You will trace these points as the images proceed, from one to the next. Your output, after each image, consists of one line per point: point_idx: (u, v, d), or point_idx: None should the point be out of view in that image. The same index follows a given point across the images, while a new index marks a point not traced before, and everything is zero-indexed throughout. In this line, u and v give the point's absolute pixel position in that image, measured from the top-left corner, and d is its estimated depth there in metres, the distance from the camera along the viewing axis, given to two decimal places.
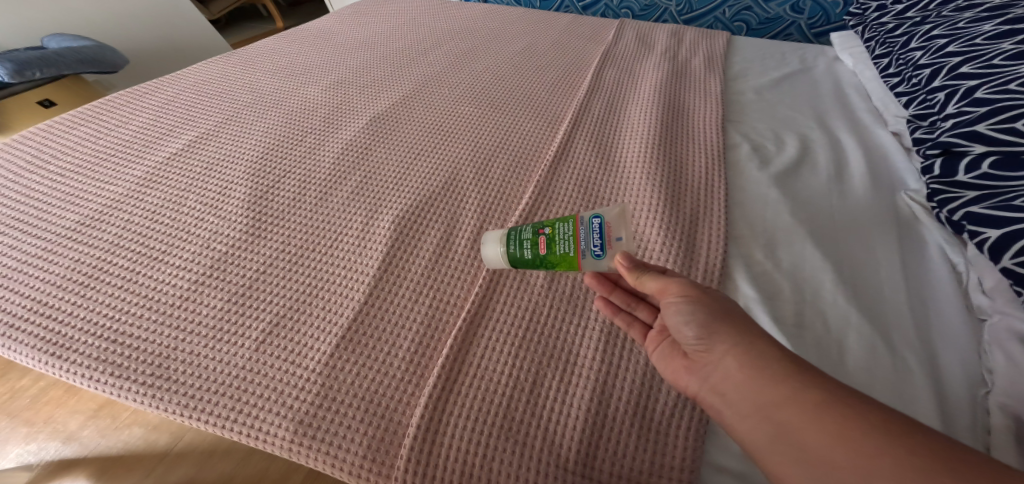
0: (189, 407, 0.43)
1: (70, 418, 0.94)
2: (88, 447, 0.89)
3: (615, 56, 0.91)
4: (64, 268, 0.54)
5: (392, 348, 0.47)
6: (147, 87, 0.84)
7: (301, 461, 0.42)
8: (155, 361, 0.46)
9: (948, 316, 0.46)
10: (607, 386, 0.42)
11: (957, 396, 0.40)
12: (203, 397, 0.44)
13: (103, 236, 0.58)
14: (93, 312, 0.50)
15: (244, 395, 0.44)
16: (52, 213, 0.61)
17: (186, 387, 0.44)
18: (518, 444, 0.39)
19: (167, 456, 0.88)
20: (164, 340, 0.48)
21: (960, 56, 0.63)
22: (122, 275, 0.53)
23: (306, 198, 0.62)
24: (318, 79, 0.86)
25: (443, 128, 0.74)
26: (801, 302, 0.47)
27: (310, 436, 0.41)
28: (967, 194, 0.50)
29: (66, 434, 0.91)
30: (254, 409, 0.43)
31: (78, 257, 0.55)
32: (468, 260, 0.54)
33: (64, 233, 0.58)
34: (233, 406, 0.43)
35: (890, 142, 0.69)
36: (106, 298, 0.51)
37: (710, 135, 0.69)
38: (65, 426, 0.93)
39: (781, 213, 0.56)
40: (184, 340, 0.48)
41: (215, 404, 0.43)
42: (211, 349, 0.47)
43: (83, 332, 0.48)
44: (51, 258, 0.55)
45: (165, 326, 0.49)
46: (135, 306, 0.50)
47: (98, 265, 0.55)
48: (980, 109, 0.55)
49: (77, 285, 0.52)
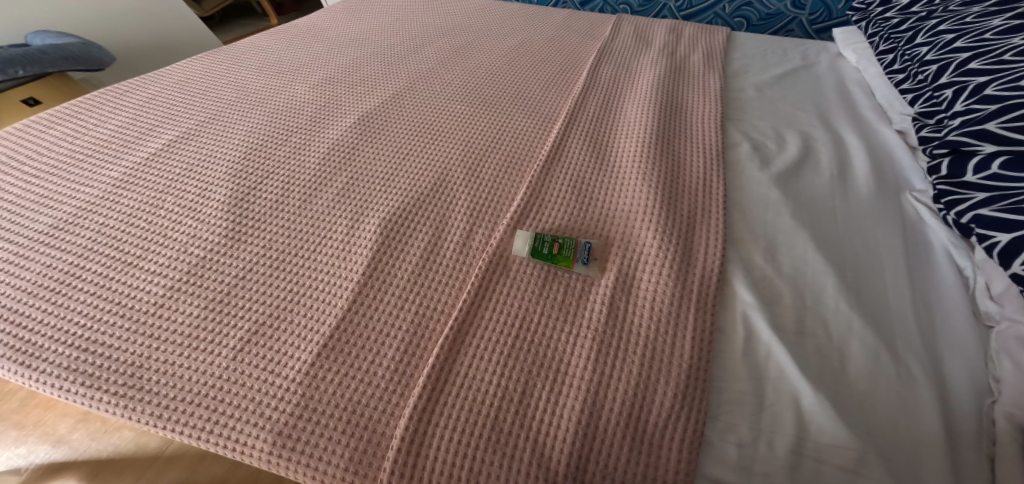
0: (162, 418, 0.42)
1: (60, 421, 0.92)
2: (78, 450, 0.88)
3: (611, 52, 0.89)
4: (37, 275, 0.53)
5: (375, 356, 0.45)
6: (129, 85, 0.82)
7: (280, 472, 0.41)
8: (129, 371, 0.45)
9: (956, 322, 0.44)
10: (598, 396, 0.40)
11: (963, 406, 0.38)
12: (177, 407, 0.43)
13: (77, 239, 0.57)
14: (68, 321, 0.49)
15: (220, 405, 0.43)
16: (26, 215, 0.60)
17: (160, 398, 0.43)
18: (505, 456, 0.38)
19: (158, 459, 0.86)
20: (138, 350, 0.46)
21: (969, 52, 0.62)
22: (97, 281, 0.52)
23: (290, 200, 0.61)
24: (306, 77, 0.84)
25: (433, 127, 0.73)
26: (802, 308, 0.45)
27: (289, 448, 0.40)
28: (977, 195, 0.48)
29: (55, 438, 0.90)
30: (231, 420, 0.42)
31: (52, 262, 0.55)
32: (457, 263, 0.52)
33: (37, 236, 0.57)
34: (209, 417, 0.42)
35: (894, 141, 0.67)
36: (80, 306, 0.50)
37: (707, 134, 0.67)
38: (54, 429, 0.91)
39: (781, 214, 0.54)
40: (160, 348, 0.46)
41: (190, 414, 0.42)
42: (187, 359, 0.46)
43: (58, 342, 0.48)
44: (24, 263, 0.54)
45: (140, 334, 0.47)
46: (111, 314, 0.49)
47: (71, 271, 0.54)
48: (991, 107, 0.53)
49: (49, 293, 0.52)
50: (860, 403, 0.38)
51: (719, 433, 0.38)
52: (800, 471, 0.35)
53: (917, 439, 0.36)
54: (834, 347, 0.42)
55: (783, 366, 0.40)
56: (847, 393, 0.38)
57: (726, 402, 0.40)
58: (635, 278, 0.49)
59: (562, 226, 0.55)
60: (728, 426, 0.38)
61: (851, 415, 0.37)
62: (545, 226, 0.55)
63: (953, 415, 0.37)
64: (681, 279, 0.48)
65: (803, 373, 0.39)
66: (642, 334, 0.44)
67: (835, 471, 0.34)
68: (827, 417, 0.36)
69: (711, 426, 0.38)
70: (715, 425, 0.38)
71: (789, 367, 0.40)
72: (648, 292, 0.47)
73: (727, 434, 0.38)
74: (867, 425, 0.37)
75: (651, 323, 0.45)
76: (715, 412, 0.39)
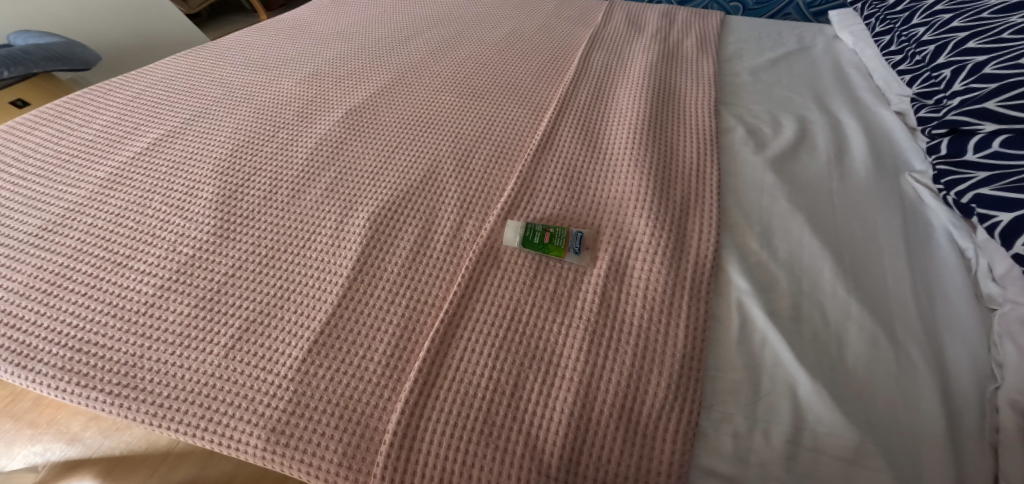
0: (157, 416, 0.42)
1: (73, 419, 0.91)
2: (92, 448, 0.87)
3: (602, 39, 0.87)
4: (27, 276, 0.53)
5: (366, 351, 0.44)
6: (111, 84, 0.81)
7: (276, 467, 0.41)
8: (122, 370, 0.45)
9: (958, 305, 0.43)
10: (590, 388, 0.39)
11: (964, 392, 0.37)
12: (171, 405, 0.42)
13: (67, 240, 0.56)
14: (60, 322, 0.49)
15: (213, 402, 0.42)
16: (15, 217, 0.59)
17: (154, 396, 0.43)
18: (497, 450, 0.37)
19: (170, 454, 0.86)
20: (130, 349, 0.46)
21: (967, 31, 0.60)
22: (87, 282, 0.52)
23: (278, 196, 0.60)
24: (293, 72, 0.83)
25: (423, 119, 0.71)
26: (799, 294, 0.44)
27: (283, 444, 0.39)
28: (978, 174, 0.47)
29: (69, 436, 0.89)
30: (224, 417, 0.41)
31: (42, 263, 0.54)
32: (448, 256, 0.51)
33: (27, 238, 0.57)
34: (203, 414, 0.42)
35: (894, 123, 0.65)
36: (71, 307, 0.50)
37: (702, 119, 0.65)
38: (68, 427, 0.90)
39: (778, 199, 0.52)
40: (151, 347, 0.46)
41: (185, 412, 0.42)
42: (179, 357, 0.45)
43: (51, 343, 0.48)
44: (16, 265, 0.54)
45: (131, 334, 0.47)
46: (101, 314, 0.49)
47: (61, 272, 0.53)
48: (990, 85, 0.52)
49: (39, 294, 0.51)
50: (859, 390, 0.37)
51: (713, 423, 0.37)
52: (797, 461, 0.34)
53: (917, 426, 0.35)
54: (831, 334, 0.40)
55: (779, 353, 0.39)
56: (845, 380, 0.38)
57: (721, 392, 0.39)
58: (627, 266, 0.48)
59: (552, 215, 0.54)
60: (723, 416, 0.37)
61: (850, 403, 0.36)
62: (535, 215, 0.54)
63: (954, 400, 0.36)
64: (674, 267, 0.47)
65: (799, 360, 0.38)
66: (635, 323, 0.43)
67: (833, 460, 0.34)
68: (825, 405, 0.36)
69: (706, 416, 0.38)
70: (710, 416, 0.38)
71: (785, 354, 0.39)
72: (640, 280, 0.46)
73: (722, 425, 0.37)
74: (865, 412, 0.36)
75: (644, 312, 0.44)
76: (710, 403, 0.38)
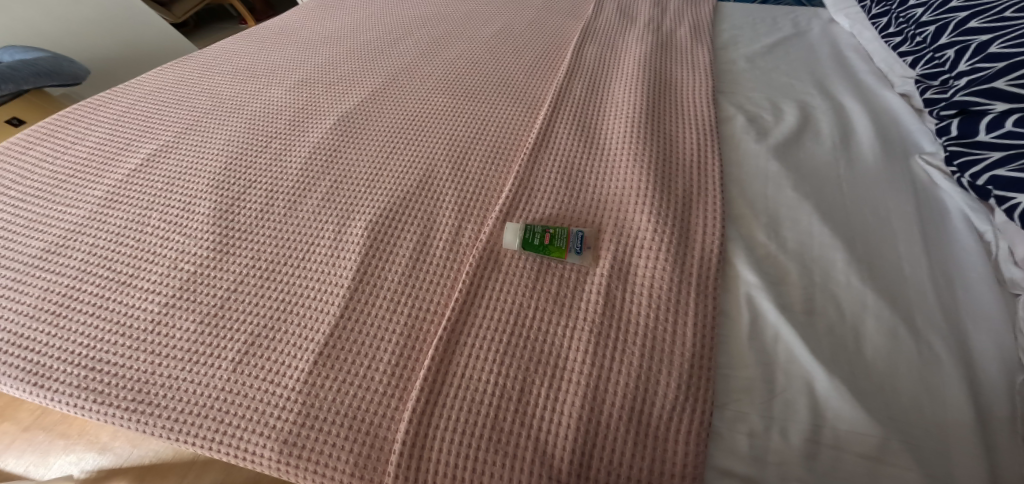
0: (171, 430, 0.41)
1: (103, 428, 0.88)
2: (122, 457, 0.85)
3: (594, 31, 0.85)
4: (36, 299, 0.52)
5: (371, 361, 0.43)
6: (99, 98, 0.80)
7: (294, 478, 0.40)
8: (134, 386, 0.44)
9: (977, 290, 0.41)
10: (599, 389, 0.37)
11: (991, 383, 0.35)
12: (184, 420, 0.41)
13: (72, 261, 0.55)
14: (70, 341, 0.48)
15: (224, 416, 0.41)
16: (20, 239, 0.58)
17: (167, 411, 0.42)
18: (507, 457, 0.36)
19: (195, 462, 0.84)
20: (139, 365, 0.45)
21: (968, 11, 0.58)
22: (93, 300, 0.51)
23: (274, 207, 0.58)
24: (281, 80, 0.82)
25: (416, 122, 0.70)
26: (810, 286, 0.42)
27: (295, 455, 0.38)
28: (993, 155, 0.46)
29: (99, 446, 0.86)
30: (236, 430, 0.40)
31: (50, 284, 0.53)
32: (447, 262, 0.50)
33: (33, 260, 0.55)
34: (215, 428, 0.41)
35: (899, 105, 0.64)
36: (79, 327, 0.49)
37: (701, 107, 0.64)
38: (98, 437, 0.87)
39: (783, 187, 0.51)
40: (160, 363, 0.45)
41: (198, 426, 0.41)
42: (187, 372, 0.44)
43: (63, 362, 0.47)
44: (23, 288, 0.53)
45: (140, 351, 0.46)
46: (109, 332, 0.48)
47: (68, 292, 0.52)
48: (997, 65, 0.50)
49: (49, 315, 0.50)
50: (878, 384, 0.35)
51: (727, 423, 0.36)
52: (818, 460, 0.33)
53: (943, 418, 0.33)
54: (846, 326, 0.39)
55: (793, 348, 0.38)
56: (865, 375, 0.36)
57: (734, 390, 0.37)
58: (631, 265, 0.46)
59: (551, 215, 0.53)
60: (737, 416, 0.36)
61: (871, 399, 0.34)
62: (535, 216, 0.53)
63: (979, 390, 0.35)
64: (679, 263, 0.45)
65: (815, 356, 0.37)
66: (643, 322, 0.41)
67: (855, 458, 0.32)
68: (843, 400, 0.34)
69: (720, 415, 0.36)
70: (723, 415, 0.36)
71: (799, 350, 0.37)
72: (645, 279, 0.45)
73: (737, 424, 0.35)
74: (886, 407, 0.34)
75: (652, 310, 0.42)
76: (723, 401, 0.37)
